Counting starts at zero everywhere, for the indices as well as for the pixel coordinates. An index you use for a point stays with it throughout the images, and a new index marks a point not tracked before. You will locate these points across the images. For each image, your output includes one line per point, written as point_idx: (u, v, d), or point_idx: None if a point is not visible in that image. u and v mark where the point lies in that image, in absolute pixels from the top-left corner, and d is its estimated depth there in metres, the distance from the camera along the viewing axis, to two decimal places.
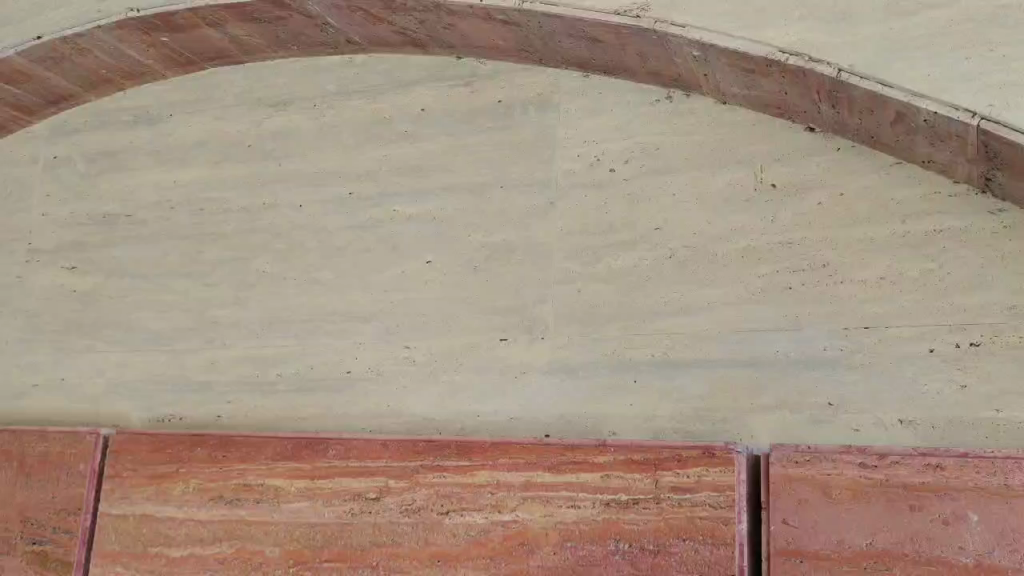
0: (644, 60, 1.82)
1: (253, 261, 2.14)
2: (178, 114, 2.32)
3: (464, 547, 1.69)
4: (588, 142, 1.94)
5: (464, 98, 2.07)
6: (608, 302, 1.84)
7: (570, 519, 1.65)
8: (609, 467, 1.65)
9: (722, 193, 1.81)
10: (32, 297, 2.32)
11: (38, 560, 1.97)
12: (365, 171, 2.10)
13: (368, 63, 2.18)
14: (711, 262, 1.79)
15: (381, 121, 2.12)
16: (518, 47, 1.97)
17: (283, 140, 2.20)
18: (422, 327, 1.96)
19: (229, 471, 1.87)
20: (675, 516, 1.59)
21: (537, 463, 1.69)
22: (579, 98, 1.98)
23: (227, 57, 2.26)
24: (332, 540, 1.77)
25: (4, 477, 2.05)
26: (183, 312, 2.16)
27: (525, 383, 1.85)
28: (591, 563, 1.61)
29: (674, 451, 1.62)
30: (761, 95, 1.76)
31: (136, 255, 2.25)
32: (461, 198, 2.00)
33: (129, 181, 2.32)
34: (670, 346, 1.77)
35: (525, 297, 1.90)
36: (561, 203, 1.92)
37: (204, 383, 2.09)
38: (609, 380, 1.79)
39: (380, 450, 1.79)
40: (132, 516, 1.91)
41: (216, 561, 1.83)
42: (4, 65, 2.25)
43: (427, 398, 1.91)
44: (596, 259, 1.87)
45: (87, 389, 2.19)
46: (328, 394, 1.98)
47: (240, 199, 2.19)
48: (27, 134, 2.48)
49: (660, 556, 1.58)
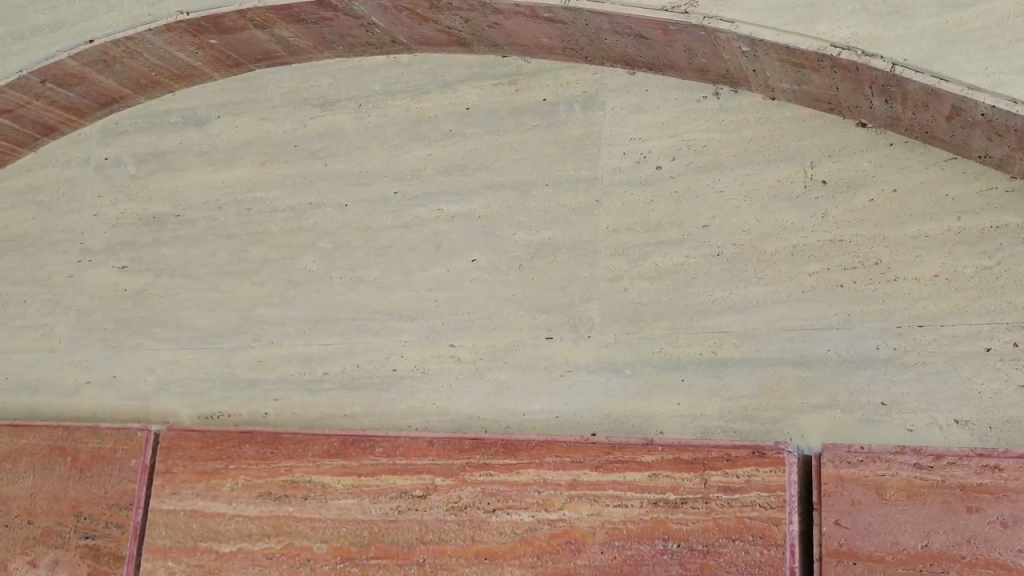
0: (691, 56, 1.81)
1: (299, 260, 2.16)
2: (226, 114, 2.35)
3: (511, 545, 1.68)
4: (634, 139, 1.93)
5: (509, 97, 2.07)
6: (654, 300, 1.83)
7: (618, 518, 1.64)
8: (656, 466, 1.65)
9: (771, 190, 1.79)
10: (84, 296, 2.37)
11: (91, 554, 2.01)
12: (410, 170, 2.11)
13: (413, 63, 2.19)
14: (760, 260, 1.77)
15: (426, 120, 2.13)
16: (563, 45, 1.96)
17: (329, 140, 2.21)
18: (467, 325, 1.96)
19: (277, 468, 1.89)
20: (724, 516, 1.57)
21: (583, 462, 1.69)
22: (624, 95, 1.97)
23: (275, 58, 2.29)
24: (379, 537, 1.78)
25: (58, 473, 2.10)
26: (231, 310, 2.19)
27: (571, 381, 1.84)
28: (638, 562, 1.60)
29: (723, 450, 1.61)
30: (812, 90, 1.73)
31: (184, 254, 2.29)
32: (506, 196, 2.00)
33: (178, 182, 2.35)
34: (718, 344, 1.76)
35: (570, 295, 1.89)
36: (607, 201, 1.92)
37: (252, 381, 2.11)
38: (656, 379, 1.78)
39: (428, 448, 1.80)
40: (181, 511, 1.93)
41: (264, 556, 1.85)
42: (57, 69, 2.29)
43: (473, 396, 1.91)
44: (642, 257, 1.86)
45: (138, 386, 2.23)
46: (374, 392, 1.99)
47: (286, 199, 2.21)
48: (79, 136, 2.53)
49: (709, 556, 1.56)
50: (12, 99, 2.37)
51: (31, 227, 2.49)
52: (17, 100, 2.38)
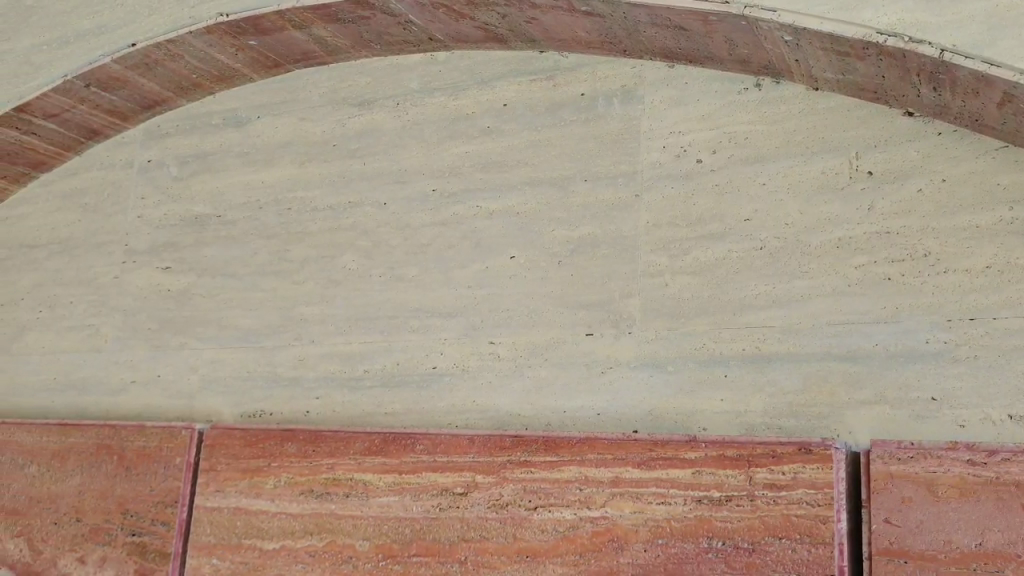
0: (732, 47, 1.78)
1: (339, 259, 2.16)
2: (266, 115, 2.37)
3: (554, 543, 1.67)
4: (674, 133, 1.91)
5: (547, 92, 2.06)
6: (696, 296, 1.80)
7: (661, 516, 1.62)
8: (700, 463, 1.62)
9: (815, 182, 1.76)
10: (128, 296, 2.40)
11: (138, 551, 2.03)
12: (448, 168, 2.11)
13: (451, 60, 2.19)
14: (804, 253, 1.74)
15: (464, 117, 2.13)
16: (602, 39, 1.94)
17: (368, 139, 2.22)
18: (507, 322, 1.95)
19: (319, 465, 1.90)
20: (770, 514, 1.55)
21: (626, 459, 1.67)
22: (664, 88, 1.94)
23: (313, 58, 2.30)
24: (421, 535, 1.78)
25: (105, 471, 2.13)
26: (273, 309, 2.20)
27: (612, 378, 1.83)
28: (683, 561, 1.58)
29: (768, 447, 1.58)
30: (857, 79, 1.70)
31: (226, 254, 2.31)
32: (544, 192, 1.99)
33: (219, 182, 2.38)
34: (762, 339, 1.73)
35: (611, 291, 1.87)
36: (647, 195, 1.90)
37: (293, 379, 2.13)
38: (699, 375, 1.76)
39: (469, 446, 1.79)
40: (225, 509, 1.95)
41: (307, 554, 1.85)
42: (101, 73, 2.33)
43: (514, 393, 1.90)
44: (684, 251, 1.83)
45: (181, 385, 2.26)
46: (414, 390, 1.99)
47: (325, 198, 2.22)
48: (123, 139, 2.57)
49: (755, 555, 1.53)
50: (59, 104, 2.41)
51: (78, 229, 2.53)
52: (63, 105, 2.42)
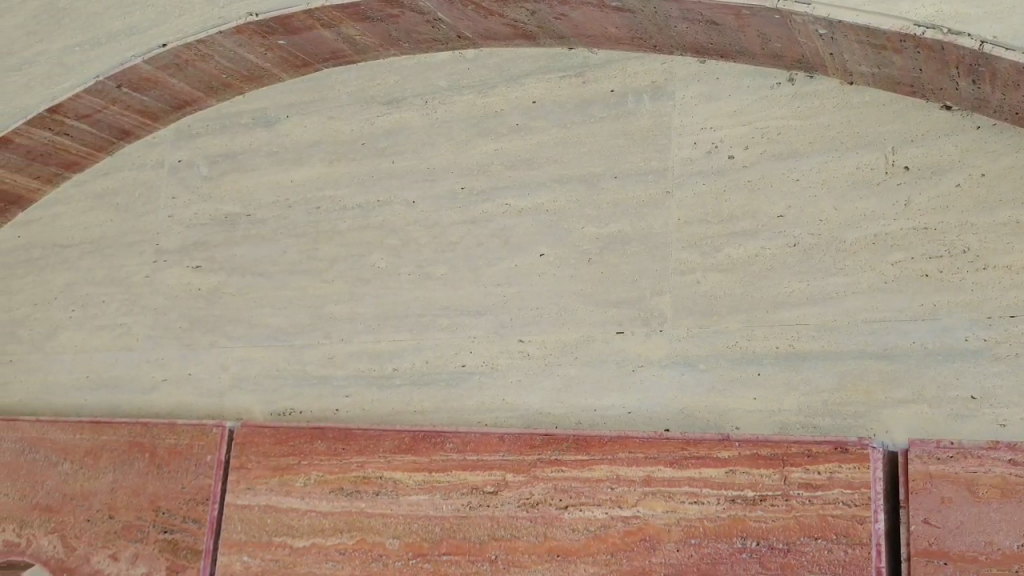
0: (764, 42, 1.76)
1: (369, 257, 2.17)
2: (294, 115, 2.38)
3: (585, 542, 1.66)
4: (705, 129, 1.89)
5: (576, 89, 2.04)
6: (729, 293, 1.78)
7: (694, 515, 1.60)
8: (733, 463, 1.60)
9: (850, 177, 1.74)
10: (160, 295, 2.42)
11: (170, 548, 2.04)
12: (477, 165, 2.10)
13: (479, 58, 2.18)
14: (840, 250, 1.71)
15: (493, 115, 2.12)
16: (632, 35, 1.92)
17: (397, 138, 2.22)
18: (537, 321, 1.94)
19: (349, 463, 1.90)
20: (806, 514, 1.52)
21: (658, 458, 1.66)
22: (695, 84, 1.92)
23: (342, 57, 2.30)
24: (451, 532, 1.77)
25: (137, 469, 2.14)
26: (302, 308, 2.21)
27: (643, 376, 1.81)
28: (717, 561, 1.56)
29: (804, 446, 1.56)
30: (893, 73, 1.67)
31: (256, 253, 2.32)
32: (574, 189, 1.98)
33: (249, 182, 2.39)
34: (796, 337, 1.71)
35: (641, 289, 1.86)
36: (677, 192, 1.88)
37: (323, 377, 2.13)
38: (732, 373, 1.74)
39: (499, 444, 1.78)
40: (256, 507, 1.95)
41: (338, 552, 1.86)
42: (133, 73, 2.35)
43: (543, 392, 1.89)
44: (716, 248, 1.82)
45: (212, 383, 2.27)
46: (443, 388, 1.99)
47: (354, 196, 2.23)
48: (154, 139, 2.58)
49: (790, 555, 1.51)
50: (91, 104, 2.44)
51: (110, 229, 2.56)
52: (95, 105, 2.44)
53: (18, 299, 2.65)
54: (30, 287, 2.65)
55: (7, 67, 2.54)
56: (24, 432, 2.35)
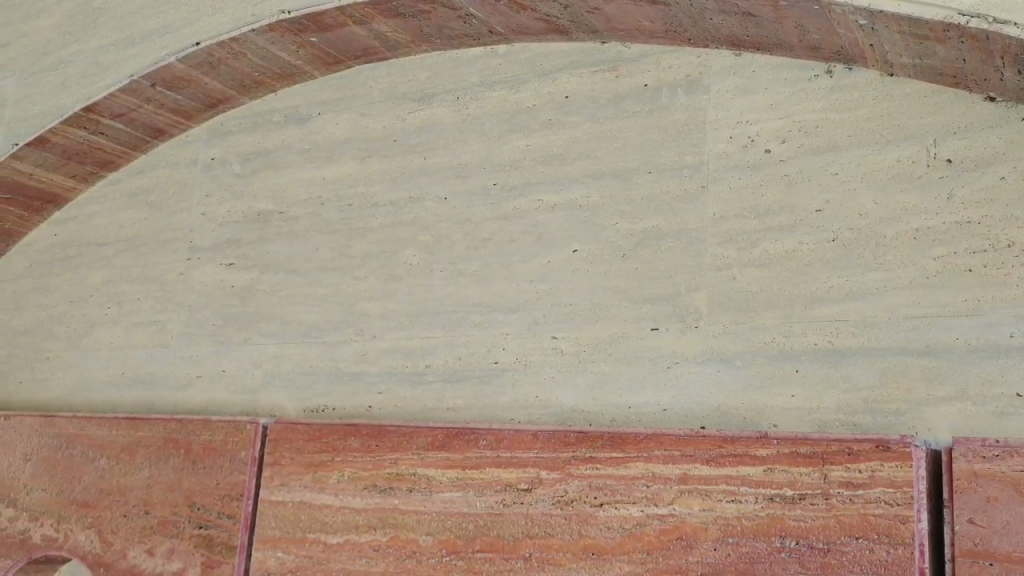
0: (803, 33, 1.73)
1: (401, 254, 2.16)
2: (326, 112, 2.38)
3: (621, 540, 1.65)
4: (741, 123, 1.87)
5: (609, 84, 2.02)
6: (765, 289, 1.76)
7: (731, 513, 1.58)
8: (772, 461, 1.58)
9: (891, 170, 1.70)
10: (194, 293, 2.44)
11: (205, 544, 2.06)
12: (509, 161, 2.09)
13: (511, 53, 2.16)
14: (880, 244, 1.68)
15: (525, 111, 2.11)
16: (666, 28, 1.90)
17: (428, 134, 2.21)
18: (570, 317, 1.93)
19: (382, 460, 1.90)
20: (847, 513, 1.50)
21: (694, 455, 1.63)
22: (731, 77, 1.90)
23: (373, 54, 2.30)
24: (485, 529, 1.77)
25: (173, 465, 2.15)
26: (335, 304, 2.21)
27: (678, 373, 1.79)
28: (755, 560, 1.54)
29: (844, 444, 1.53)
30: (935, 63, 1.64)
31: (289, 250, 2.33)
32: (608, 184, 1.96)
33: (281, 179, 2.39)
34: (834, 334, 1.68)
35: (676, 285, 1.84)
36: (713, 187, 1.86)
37: (356, 374, 2.13)
38: (769, 370, 1.72)
39: (533, 440, 1.77)
40: (290, 503, 1.96)
41: (372, 548, 1.86)
42: (167, 73, 2.37)
43: (577, 389, 1.88)
44: (752, 244, 1.79)
45: (246, 380, 2.28)
46: (476, 385, 1.98)
47: (387, 193, 2.22)
48: (187, 137, 2.60)
49: (831, 555, 1.49)
50: (126, 104, 2.46)
51: (145, 227, 2.58)
52: (130, 105, 2.47)
53: (56, 297, 2.69)
54: (67, 284, 2.68)
55: (43, 68, 2.57)
56: (60, 428, 2.37)
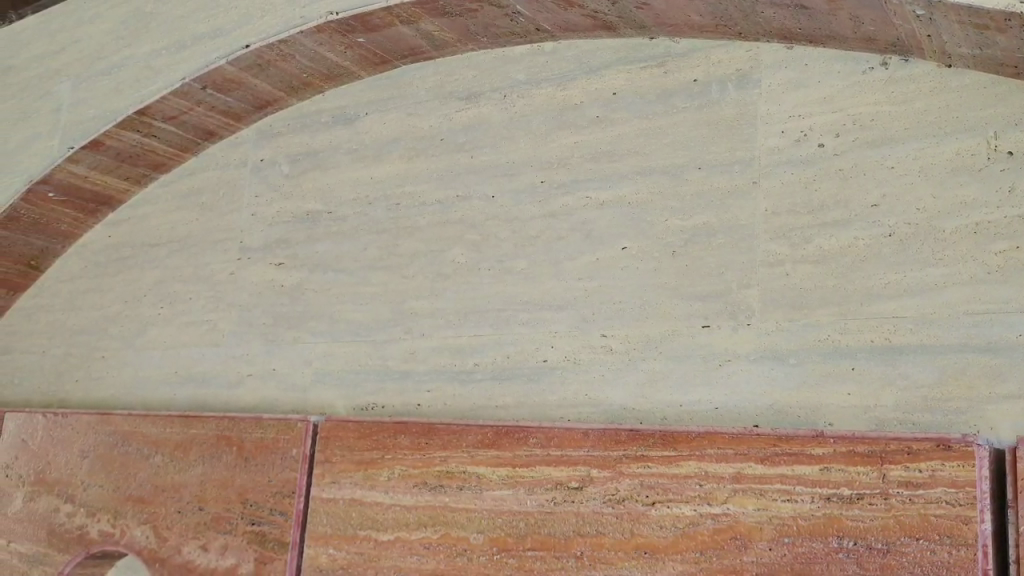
0: (857, 25, 1.69)
1: (448, 253, 2.17)
2: (373, 112, 2.39)
3: (674, 539, 1.64)
4: (794, 117, 1.84)
5: (658, 80, 2.01)
6: (819, 285, 1.73)
7: (787, 513, 1.56)
8: (828, 460, 1.55)
9: (949, 163, 1.67)
10: (244, 292, 2.47)
11: (258, 540, 2.08)
12: (557, 159, 2.08)
13: (558, 51, 2.16)
14: (938, 239, 1.65)
15: (572, 108, 2.10)
16: (715, 22, 1.87)
17: (475, 133, 2.22)
18: (619, 315, 1.92)
19: (432, 457, 1.90)
20: (907, 513, 1.47)
21: (748, 454, 1.62)
22: (783, 71, 1.87)
23: (420, 54, 2.31)
24: (536, 528, 1.76)
25: (225, 461, 2.18)
26: (384, 303, 2.23)
27: (730, 371, 1.78)
28: (812, 561, 1.52)
29: (904, 443, 1.50)
30: (995, 53, 1.60)
31: (337, 250, 2.35)
32: (656, 181, 1.95)
33: (329, 179, 2.42)
34: (891, 331, 1.65)
35: (727, 282, 1.82)
36: (764, 182, 1.83)
37: (405, 372, 2.14)
38: (824, 368, 1.69)
39: (583, 439, 1.76)
40: (341, 500, 1.98)
41: (422, 545, 1.87)
42: (217, 75, 2.40)
43: (627, 388, 1.87)
44: (806, 239, 1.77)
45: (296, 378, 2.30)
46: (525, 383, 1.98)
47: (434, 192, 2.23)
48: (236, 139, 2.63)
49: (890, 556, 1.47)
50: (177, 106, 2.50)
51: (196, 228, 2.62)
52: (181, 107, 2.51)
53: (110, 296, 2.75)
54: (122, 285, 2.74)
55: (97, 72, 2.62)
56: (116, 426, 2.42)
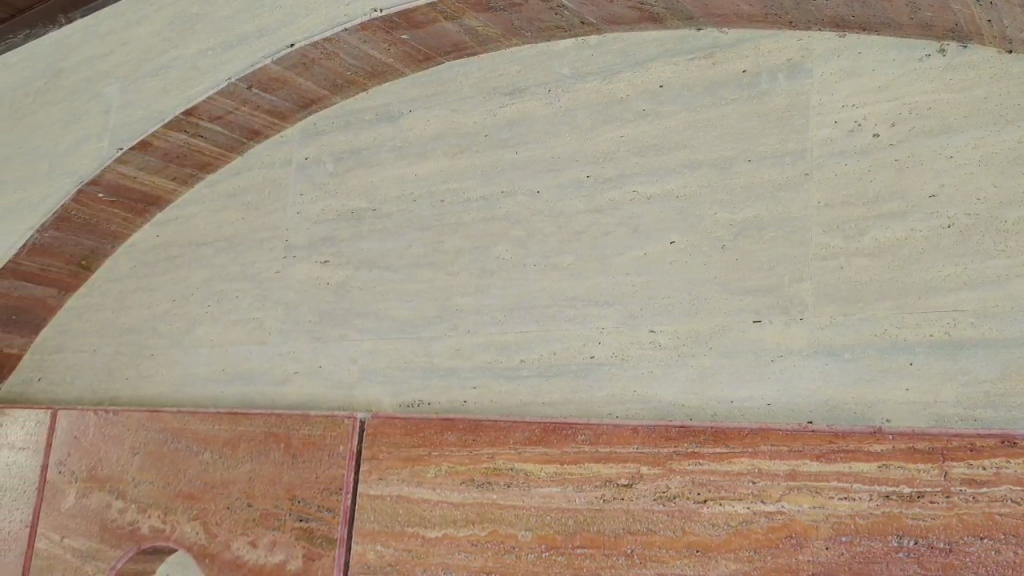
0: (913, 11, 1.64)
1: (493, 249, 2.16)
2: (417, 109, 2.39)
3: (726, 537, 1.61)
4: (847, 107, 1.80)
5: (706, 71, 1.98)
6: (875, 279, 1.69)
7: (845, 511, 1.53)
8: (887, 457, 1.52)
9: (1011, 153, 1.63)
10: (290, 290, 2.48)
11: (306, 536, 2.09)
12: (603, 153, 2.06)
13: (603, 44, 2.13)
14: (1000, 230, 1.61)
15: (619, 101, 2.08)
16: (766, 12, 1.83)
17: (520, 128, 2.20)
18: (668, 310, 1.89)
19: (480, 454, 1.89)
20: (970, 512, 1.44)
21: (803, 451, 1.58)
22: (835, 60, 1.84)
23: (463, 50, 2.29)
24: (585, 526, 1.75)
25: (273, 458, 2.20)
26: (429, 300, 2.22)
27: (782, 367, 1.74)
28: (871, 560, 1.49)
29: (966, 439, 1.47)
30: None
31: (383, 247, 2.35)
32: (705, 174, 1.92)
33: (375, 177, 2.42)
34: (951, 325, 1.61)
35: (779, 276, 1.78)
36: (817, 173, 1.80)
37: (450, 368, 2.14)
38: (880, 363, 1.65)
39: (633, 436, 1.74)
40: (389, 497, 1.98)
41: (470, 542, 1.86)
42: (263, 74, 2.41)
43: (675, 383, 1.84)
44: (860, 231, 1.73)
45: (342, 375, 2.30)
46: (572, 380, 1.96)
47: (479, 188, 2.23)
48: (282, 138, 2.65)
49: (953, 555, 1.43)
50: (224, 106, 2.52)
51: (243, 226, 2.65)
52: (227, 107, 2.53)
53: (160, 295, 2.79)
54: (170, 284, 2.77)
55: (145, 73, 2.65)
56: (165, 423, 2.44)
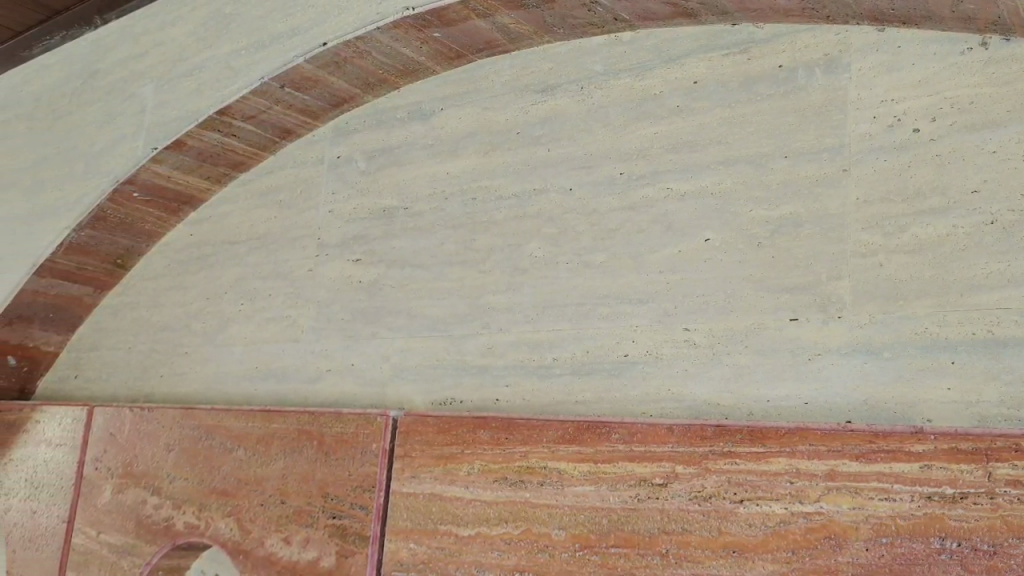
0: (956, 4, 1.61)
1: (526, 247, 2.16)
2: (449, 107, 2.39)
3: (763, 537, 1.59)
4: (886, 102, 1.78)
5: (741, 67, 1.96)
6: (916, 276, 1.66)
7: (886, 512, 1.51)
8: (928, 457, 1.49)
9: None
10: (323, 288, 2.49)
11: (339, 533, 2.09)
12: (636, 150, 2.05)
13: (637, 41, 2.12)
14: None
15: (652, 98, 2.06)
16: (803, 6, 1.81)
17: (552, 125, 2.20)
18: (703, 308, 1.87)
19: (512, 453, 1.88)
20: (1014, 513, 1.42)
21: (843, 451, 1.56)
22: (874, 54, 1.81)
23: (495, 48, 2.29)
24: (619, 525, 1.73)
25: (307, 455, 2.21)
26: (462, 298, 2.22)
27: (820, 365, 1.72)
28: (913, 562, 1.46)
29: (1011, 439, 1.44)
30: None
31: (415, 245, 2.35)
32: (740, 170, 1.90)
33: (407, 175, 2.42)
34: (995, 323, 1.58)
35: (817, 274, 1.76)
36: (855, 169, 1.77)
37: (482, 367, 2.13)
38: (921, 362, 1.62)
39: (667, 435, 1.72)
40: (421, 495, 1.98)
41: (503, 541, 1.85)
42: (295, 73, 2.42)
43: (710, 382, 1.82)
44: (900, 228, 1.70)
45: (375, 373, 2.31)
46: (605, 378, 1.95)
47: (511, 186, 2.22)
48: (314, 137, 2.67)
49: (997, 557, 1.41)
50: (257, 105, 2.53)
51: (275, 225, 2.66)
52: (260, 106, 2.54)
53: (194, 293, 2.81)
54: (204, 282, 2.80)
55: (179, 73, 2.67)
56: (199, 420, 2.46)
